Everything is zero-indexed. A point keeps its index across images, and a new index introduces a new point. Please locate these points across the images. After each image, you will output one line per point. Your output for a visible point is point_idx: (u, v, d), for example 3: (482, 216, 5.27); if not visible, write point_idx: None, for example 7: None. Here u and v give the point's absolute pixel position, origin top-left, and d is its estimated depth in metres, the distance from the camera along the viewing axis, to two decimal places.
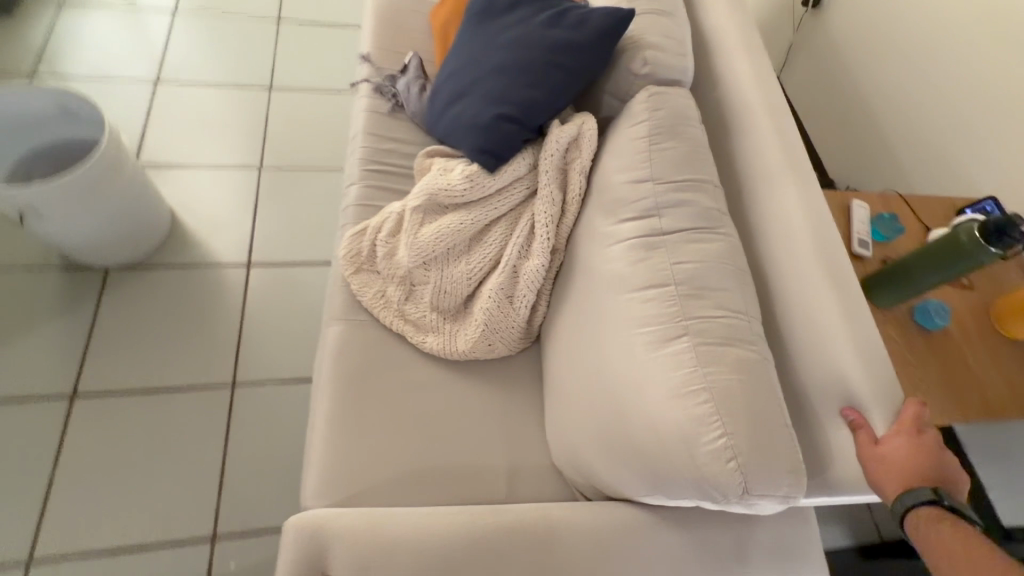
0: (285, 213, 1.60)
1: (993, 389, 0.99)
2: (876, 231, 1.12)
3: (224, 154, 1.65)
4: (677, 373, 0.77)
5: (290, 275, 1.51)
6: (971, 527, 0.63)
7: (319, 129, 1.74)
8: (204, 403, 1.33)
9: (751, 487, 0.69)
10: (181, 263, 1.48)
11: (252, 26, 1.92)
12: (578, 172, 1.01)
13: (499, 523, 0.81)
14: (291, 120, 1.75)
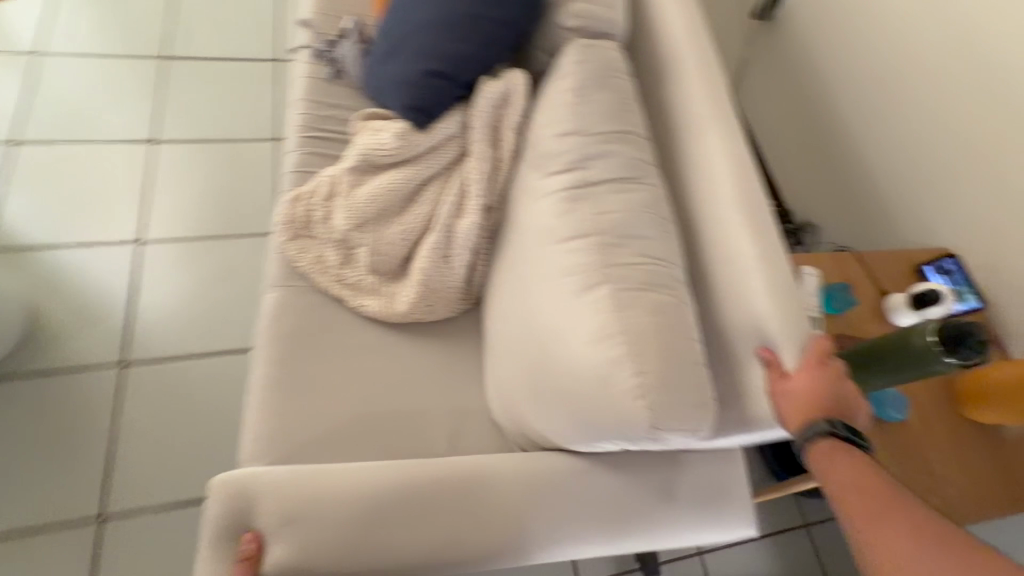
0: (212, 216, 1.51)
1: (956, 488, 0.99)
2: (830, 304, 1.11)
3: (104, 228, 1.46)
4: (596, 319, 0.78)
5: (175, 369, 1.35)
6: (862, 455, 0.66)
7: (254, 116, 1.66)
8: (69, 537, 1.18)
9: (659, 423, 0.71)
10: (40, 371, 1.30)
11: (130, 68, 1.65)
12: (510, 128, 1.01)
13: (429, 473, 0.82)
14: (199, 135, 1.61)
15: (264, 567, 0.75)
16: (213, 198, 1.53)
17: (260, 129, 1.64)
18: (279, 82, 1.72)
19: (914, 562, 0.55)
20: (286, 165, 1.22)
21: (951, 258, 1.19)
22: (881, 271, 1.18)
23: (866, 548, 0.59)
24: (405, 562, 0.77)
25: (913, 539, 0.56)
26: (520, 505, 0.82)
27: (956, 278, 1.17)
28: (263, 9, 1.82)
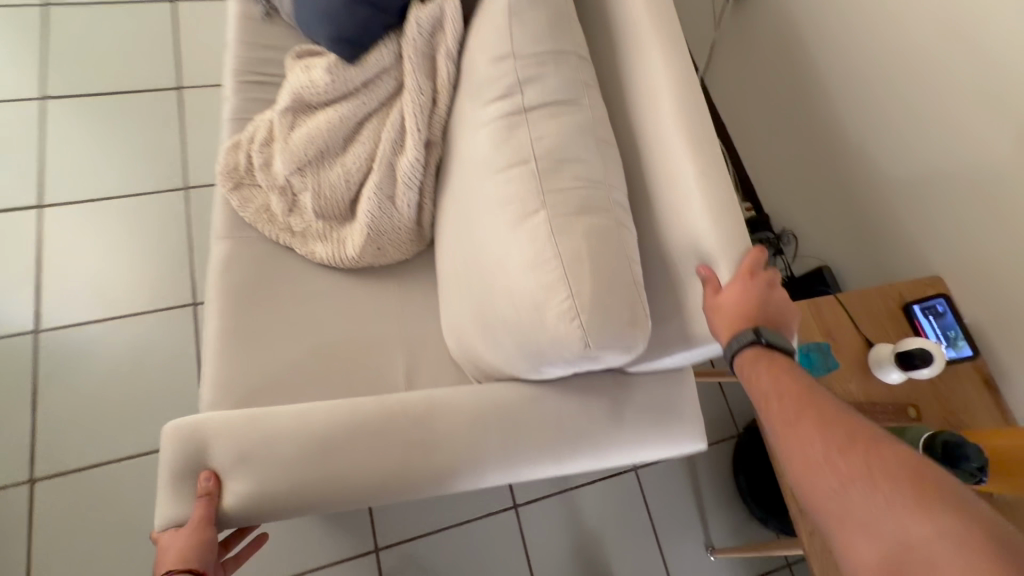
0: (162, 208, 1.50)
1: None
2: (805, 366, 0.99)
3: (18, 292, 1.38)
4: (532, 246, 0.78)
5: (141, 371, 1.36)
6: (785, 360, 0.68)
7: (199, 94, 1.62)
8: None
9: (594, 341, 0.72)
10: None
11: (13, 122, 1.50)
12: (444, 57, 0.96)
13: (379, 409, 0.84)
14: (133, 129, 1.55)
15: (224, 503, 0.78)
16: (136, 229, 1.46)
17: (167, 180, 1.52)
18: (184, 116, 1.59)
19: (813, 457, 0.57)
20: (224, 113, 1.17)
21: (942, 297, 1.06)
22: (862, 318, 1.07)
23: (780, 448, 0.61)
24: (359, 491, 0.81)
25: (815, 437, 0.58)
26: (470, 432, 0.85)
27: (946, 320, 1.05)
28: (161, 25, 1.66)
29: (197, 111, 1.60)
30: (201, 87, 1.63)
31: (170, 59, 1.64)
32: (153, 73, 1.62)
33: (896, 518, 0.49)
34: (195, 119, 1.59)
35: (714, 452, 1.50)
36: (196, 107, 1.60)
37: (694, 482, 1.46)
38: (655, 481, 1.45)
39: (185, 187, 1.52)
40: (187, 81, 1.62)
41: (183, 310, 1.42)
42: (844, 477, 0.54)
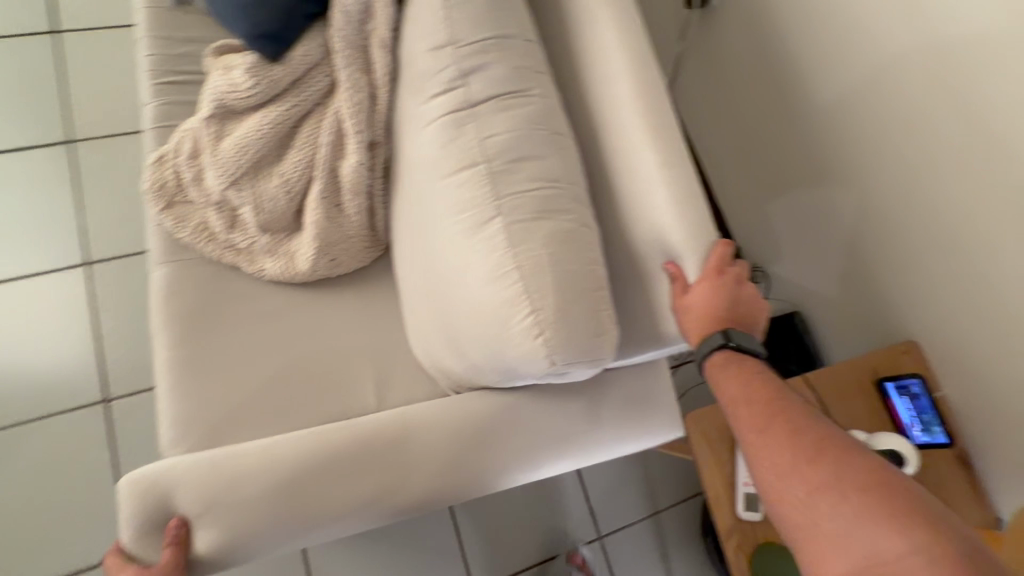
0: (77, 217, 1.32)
1: None
2: None
3: None
4: (490, 258, 0.73)
5: (84, 401, 1.24)
6: (754, 363, 0.66)
7: (102, 81, 1.39)
8: None
9: (560, 358, 0.68)
10: None
11: None
12: (378, 48, 0.87)
13: (348, 438, 0.81)
14: (25, 130, 1.33)
15: (194, 550, 0.75)
16: (51, 244, 1.30)
17: (60, 258, 1.29)
18: (93, 124, 1.37)
19: (786, 466, 0.55)
20: (144, 121, 1.06)
21: (918, 378, 1.03)
22: (835, 400, 1.04)
23: (748, 453, 0.60)
24: (336, 523, 0.79)
25: (787, 444, 0.56)
26: (445, 448, 0.83)
27: (921, 402, 1.02)
28: (40, 63, 1.36)
29: (94, 167, 1.35)
30: (96, 138, 1.36)
31: (52, 106, 1.35)
32: (37, 59, 1.37)
33: (872, 531, 0.48)
34: (88, 178, 1.34)
35: (679, 512, 1.46)
36: (89, 164, 1.35)
37: (661, 541, 1.43)
38: (620, 549, 1.40)
39: (85, 263, 1.30)
40: (77, 133, 1.35)
41: (92, 411, 1.24)
42: (819, 486, 0.52)
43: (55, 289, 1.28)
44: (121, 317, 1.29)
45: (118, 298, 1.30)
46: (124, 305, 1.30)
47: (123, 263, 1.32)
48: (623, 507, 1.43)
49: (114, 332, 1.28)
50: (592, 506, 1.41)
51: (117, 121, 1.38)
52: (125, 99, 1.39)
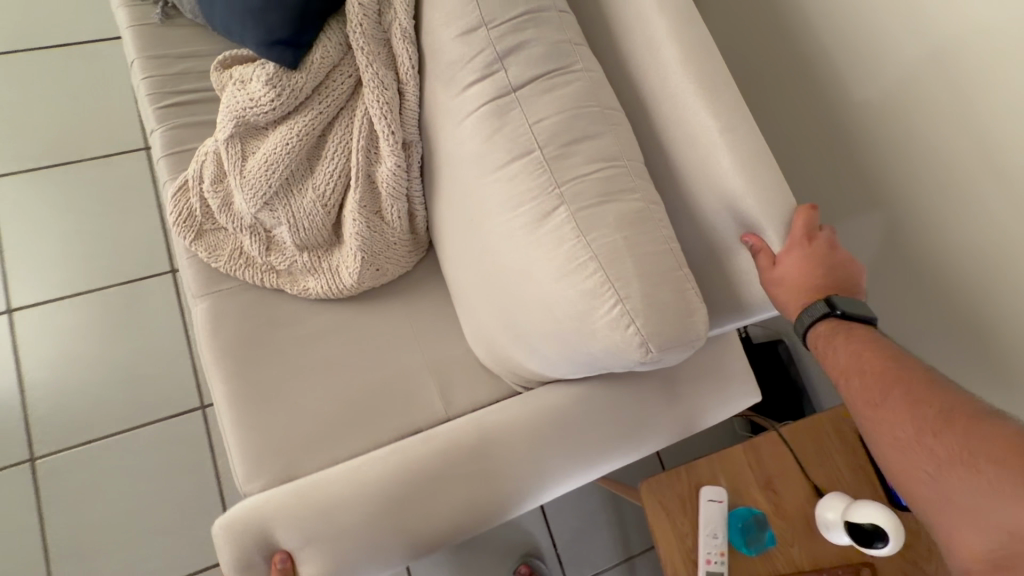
0: (99, 248, 1.33)
1: None
2: (741, 541, 0.95)
3: None
4: (561, 250, 0.70)
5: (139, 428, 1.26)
6: (866, 329, 0.63)
7: (104, 108, 1.39)
8: None
9: (654, 346, 0.66)
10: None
11: None
12: (400, 39, 0.81)
13: (433, 448, 0.80)
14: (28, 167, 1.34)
15: None
16: (78, 277, 1.31)
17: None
18: (102, 153, 1.37)
19: (906, 439, 0.53)
20: (155, 147, 1.01)
21: None
22: (813, 460, 1.01)
23: (865, 426, 0.58)
24: (435, 536, 0.78)
25: (905, 418, 0.54)
26: (532, 448, 0.82)
27: None
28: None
29: (15, 204, 1.32)
30: (16, 172, 1.33)
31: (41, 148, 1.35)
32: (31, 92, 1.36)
33: (1013, 510, 0.45)
34: (2, 214, 1.31)
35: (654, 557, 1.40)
36: (10, 199, 1.32)
37: None
38: None
39: (7, 311, 1.27)
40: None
41: (45, 471, 1.22)
42: (940, 461, 0.50)
43: (91, 320, 1.29)
44: (44, 369, 1.26)
45: (43, 348, 1.27)
46: (47, 357, 1.27)
47: (42, 307, 1.28)
48: (597, 550, 1.38)
49: (39, 385, 1.25)
50: (560, 554, 1.37)
51: (36, 151, 1.35)
52: (49, 128, 1.36)
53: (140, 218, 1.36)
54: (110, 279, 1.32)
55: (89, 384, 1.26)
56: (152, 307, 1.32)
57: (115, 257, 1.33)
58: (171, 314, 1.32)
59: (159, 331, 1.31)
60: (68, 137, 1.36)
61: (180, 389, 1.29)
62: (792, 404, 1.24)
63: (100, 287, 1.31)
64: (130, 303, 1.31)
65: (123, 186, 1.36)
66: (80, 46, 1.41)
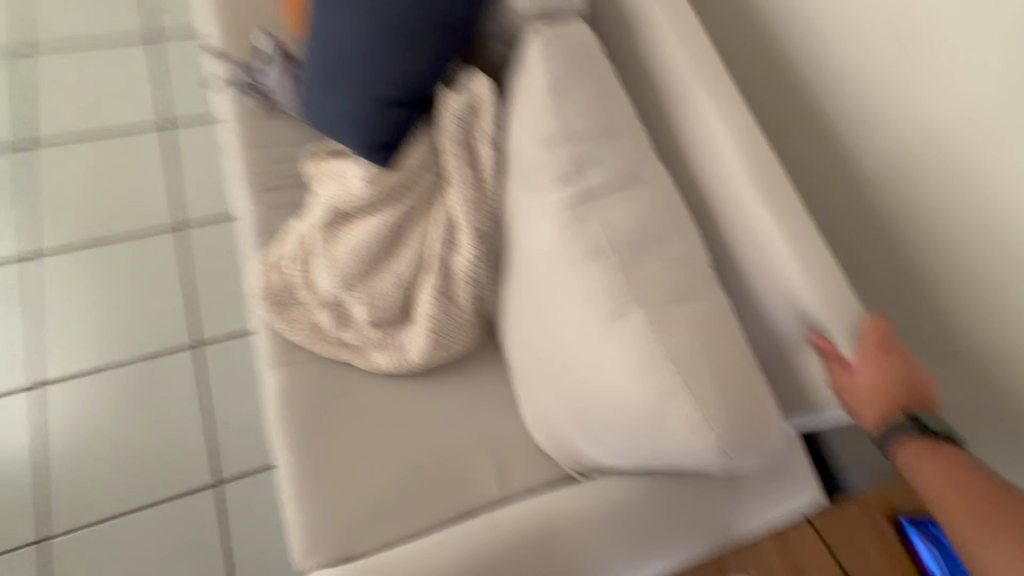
0: (178, 309, 1.44)
1: None
2: None
3: (39, 430, 1.32)
4: (635, 349, 0.73)
5: (195, 485, 1.30)
6: (954, 449, 0.62)
7: (197, 182, 1.57)
8: None
9: (732, 450, 0.67)
10: None
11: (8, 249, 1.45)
12: (486, 144, 0.90)
13: (497, 535, 0.81)
14: (127, 237, 1.49)
15: None
16: (154, 338, 1.41)
17: (20, 378, 1.35)
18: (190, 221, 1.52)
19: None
20: (246, 225, 1.10)
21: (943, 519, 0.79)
22: (844, 555, 0.80)
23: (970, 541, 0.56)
24: None
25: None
26: (595, 541, 0.81)
27: (951, 553, 0.78)
28: (20, 175, 1.52)
29: (59, 280, 1.44)
30: (62, 251, 1.47)
31: (142, 220, 1.51)
32: (141, 172, 1.56)
33: None
34: (100, 279, 1.45)
35: None
36: (53, 275, 1.44)
37: None
38: None
39: (40, 383, 1.35)
40: (44, 246, 1.46)
41: (105, 526, 1.26)
42: None
43: (162, 376, 1.38)
44: (66, 440, 1.31)
45: (105, 406, 1.34)
46: (92, 413, 1.34)
47: (72, 381, 1.35)
48: None
49: (100, 440, 1.32)
50: None
51: (91, 220, 1.50)
52: (98, 208, 1.51)
53: (170, 291, 1.45)
54: (135, 352, 1.39)
55: (106, 448, 1.31)
56: (173, 379, 1.38)
57: (140, 331, 1.41)
58: (188, 385, 1.37)
59: (177, 401, 1.36)
60: (109, 216, 1.50)
61: (196, 459, 1.32)
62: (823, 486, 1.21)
63: (126, 360, 1.38)
64: (151, 375, 1.37)
65: (157, 261, 1.47)
66: (141, 127, 1.60)
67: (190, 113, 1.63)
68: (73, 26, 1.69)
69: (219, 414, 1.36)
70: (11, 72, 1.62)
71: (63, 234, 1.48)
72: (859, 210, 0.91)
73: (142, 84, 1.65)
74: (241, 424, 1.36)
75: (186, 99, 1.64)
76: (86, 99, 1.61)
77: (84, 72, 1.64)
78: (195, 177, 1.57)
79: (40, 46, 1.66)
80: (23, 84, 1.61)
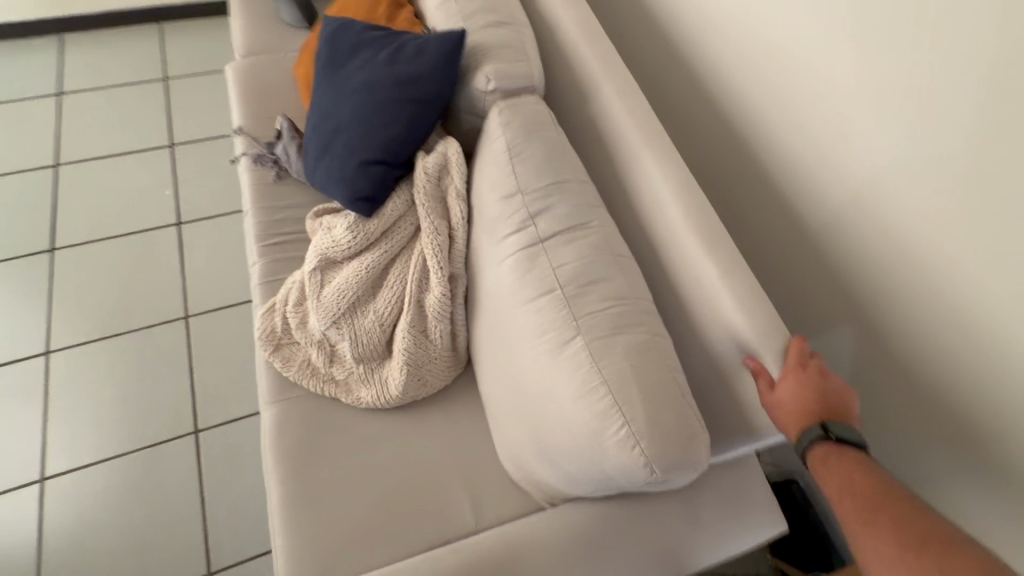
0: (196, 363, 1.59)
1: None
2: None
3: (37, 501, 1.40)
4: (576, 374, 0.80)
5: (207, 524, 1.40)
6: (858, 453, 0.68)
7: (221, 249, 1.77)
8: None
9: (658, 468, 0.73)
10: None
11: (33, 329, 1.62)
12: (455, 198, 1.03)
13: (462, 559, 0.86)
14: (152, 300, 1.68)
15: None
16: (168, 395, 1.55)
17: (23, 473, 1.43)
18: (212, 284, 1.71)
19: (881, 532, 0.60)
20: (253, 278, 1.24)
21: None
22: None
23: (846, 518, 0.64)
24: None
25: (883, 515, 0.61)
26: (557, 565, 0.85)
27: None
28: (44, 277, 1.70)
29: (70, 375, 1.56)
30: (71, 348, 1.60)
31: (169, 285, 1.70)
32: (172, 242, 1.77)
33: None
34: (115, 357, 1.59)
35: None
36: (66, 372, 1.56)
37: None
38: None
39: (41, 479, 1.43)
40: (55, 344, 1.60)
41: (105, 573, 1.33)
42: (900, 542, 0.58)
43: (175, 426, 1.51)
44: (68, 511, 1.39)
45: (100, 479, 1.43)
46: (94, 476, 1.44)
47: (75, 476, 1.43)
48: None
49: (95, 507, 1.40)
50: None
51: (123, 287, 1.69)
52: (130, 275, 1.71)
53: (167, 382, 1.56)
54: (135, 442, 1.48)
55: (114, 496, 1.42)
56: (170, 463, 1.46)
57: (153, 399, 1.54)
58: (183, 467, 1.46)
59: (170, 482, 1.44)
60: (117, 313, 1.65)
61: (208, 508, 1.42)
62: (820, 557, 1.18)
63: (135, 436, 1.49)
64: (148, 464, 1.45)
65: (162, 348, 1.61)
66: (176, 205, 1.84)
67: (218, 190, 1.87)
68: (99, 145, 1.94)
69: (231, 457, 1.48)
70: (49, 185, 1.86)
71: (94, 301, 1.67)
72: (797, 249, 0.99)
73: (179, 169, 1.91)
74: (249, 466, 1.48)
75: (216, 179, 1.89)
76: (131, 184, 1.87)
77: (129, 162, 1.91)
78: (199, 268, 1.74)
79: (87, 150, 1.93)
80: (51, 200, 1.83)
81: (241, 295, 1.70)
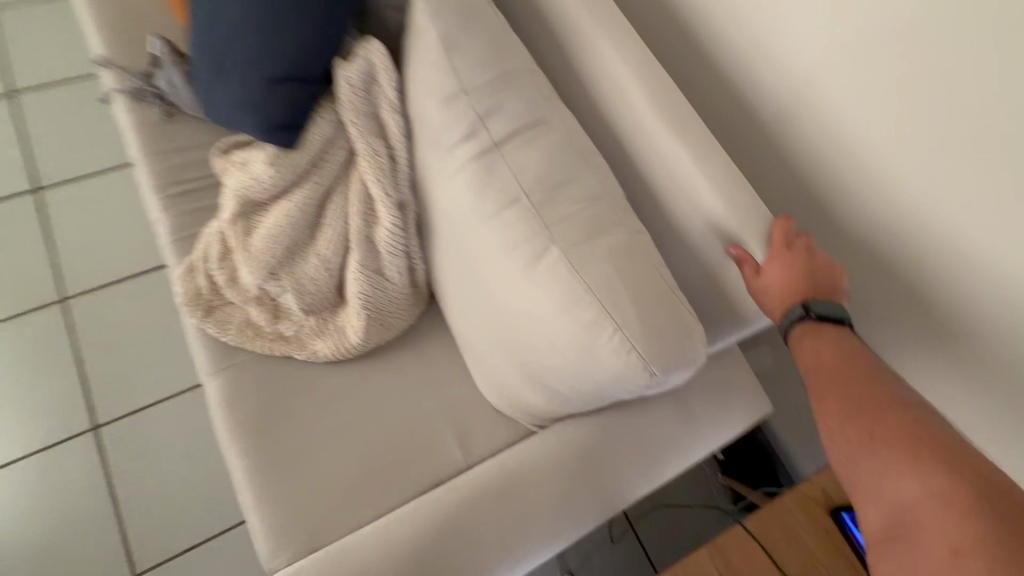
0: (105, 346, 1.38)
1: None
2: None
3: None
4: (557, 286, 0.73)
5: (156, 514, 1.27)
6: (838, 330, 0.68)
7: (107, 213, 1.50)
8: None
9: (657, 369, 0.69)
10: None
11: None
12: (388, 110, 0.89)
13: (458, 498, 0.81)
14: (30, 283, 1.42)
15: None
16: (69, 386, 1.34)
17: None
18: (105, 255, 1.46)
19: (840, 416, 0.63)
20: (161, 238, 1.06)
21: None
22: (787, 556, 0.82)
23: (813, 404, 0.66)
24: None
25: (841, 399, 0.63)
26: (558, 485, 0.82)
27: None
28: None
29: None
30: None
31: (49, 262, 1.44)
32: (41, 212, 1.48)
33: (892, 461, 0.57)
34: None
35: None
36: None
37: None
38: None
39: None
40: None
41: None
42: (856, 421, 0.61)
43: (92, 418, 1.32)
44: None
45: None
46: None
47: None
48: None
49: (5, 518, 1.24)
50: None
51: None
52: None
53: (70, 373, 1.35)
54: (44, 445, 1.29)
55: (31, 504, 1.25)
56: (92, 461, 1.29)
57: (58, 391, 1.34)
58: (108, 463, 1.29)
59: (98, 479, 1.28)
60: None
61: (153, 497, 1.27)
62: (768, 473, 1.22)
63: (45, 435, 1.30)
64: (69, 463, 1.29)
65: (56, 337, 1.38)
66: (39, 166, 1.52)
67: (91, 143, 1.56)
68: None
69: (170, 441, 1.32)
70: None
71: None
72: None
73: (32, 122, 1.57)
74: (195, 447, 1.32)
75: (84, 130, 1.57)
76: None
77: None
78: (78, 242, 1.46)
79: None
80: None
81: (144, 263, 1.46)
